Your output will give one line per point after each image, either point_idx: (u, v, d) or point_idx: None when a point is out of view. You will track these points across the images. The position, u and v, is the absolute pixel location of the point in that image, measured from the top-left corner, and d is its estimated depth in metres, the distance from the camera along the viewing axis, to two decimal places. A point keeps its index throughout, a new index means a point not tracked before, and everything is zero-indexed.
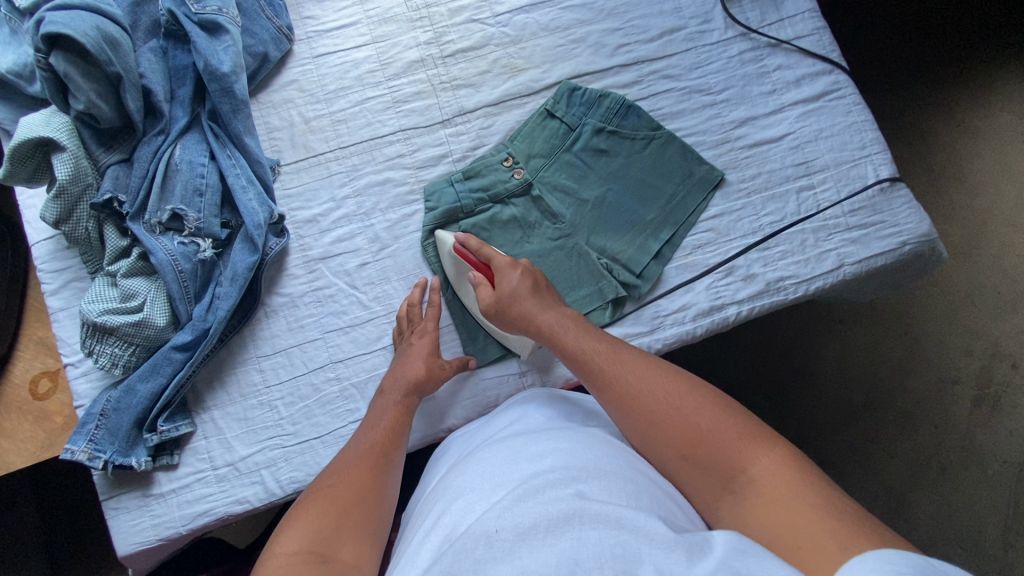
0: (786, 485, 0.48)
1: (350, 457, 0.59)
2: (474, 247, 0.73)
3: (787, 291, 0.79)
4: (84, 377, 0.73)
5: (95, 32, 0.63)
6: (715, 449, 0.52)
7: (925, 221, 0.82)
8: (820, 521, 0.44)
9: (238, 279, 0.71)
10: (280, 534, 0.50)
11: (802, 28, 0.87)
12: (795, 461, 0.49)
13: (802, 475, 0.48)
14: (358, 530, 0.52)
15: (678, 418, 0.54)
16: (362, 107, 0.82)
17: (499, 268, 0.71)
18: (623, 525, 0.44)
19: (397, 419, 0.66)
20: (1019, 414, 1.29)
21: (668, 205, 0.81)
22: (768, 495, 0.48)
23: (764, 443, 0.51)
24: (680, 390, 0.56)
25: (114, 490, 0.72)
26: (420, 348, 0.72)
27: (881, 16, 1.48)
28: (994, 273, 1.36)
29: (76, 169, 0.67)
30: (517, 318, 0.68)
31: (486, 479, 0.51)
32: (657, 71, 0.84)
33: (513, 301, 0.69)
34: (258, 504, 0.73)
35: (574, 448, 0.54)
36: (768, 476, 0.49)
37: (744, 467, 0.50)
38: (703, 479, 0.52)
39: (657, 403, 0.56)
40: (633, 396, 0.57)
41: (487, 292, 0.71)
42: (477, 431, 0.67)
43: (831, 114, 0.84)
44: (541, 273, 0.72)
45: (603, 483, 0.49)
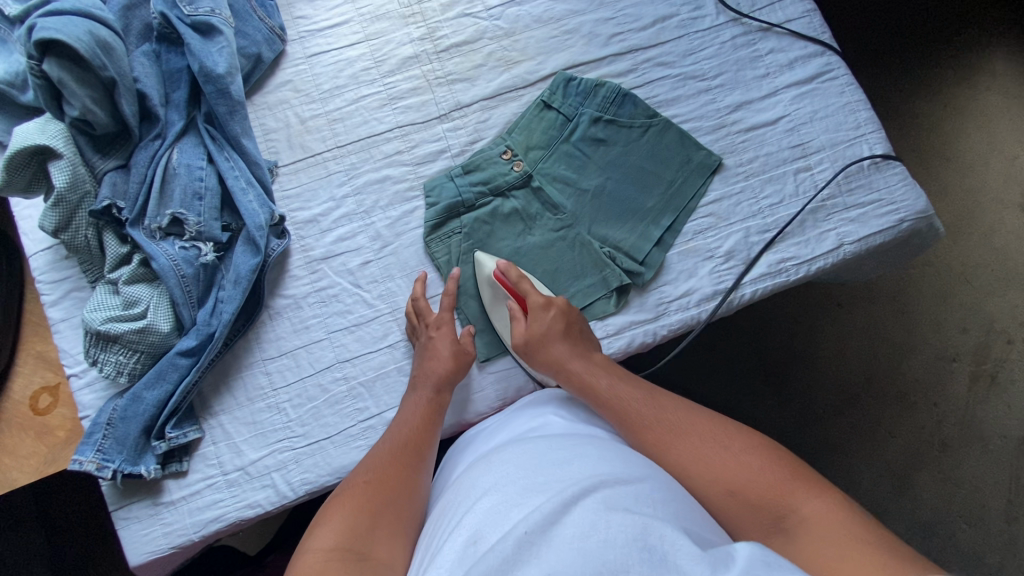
0: (836, 521, 0.49)
1: (380, 459, 0.61)
2: (512, 278, 0.74)
3: (789, 272, 0.80)
4: (89, 388, 0.72)
5: (88, 38, 0.62)
6: (761, 492, 0.53)
7: (921, 198, 0.82)
8: (878, 552, 0.46)
9: (241, 282, 0.71)
10: (314, 531, 0.52)
11: (792, 11, 0.87)
12: (834, 499, 0.52)
13: (845, 511, 0.50)
14: (393, 526, 0.53)
15: (723, 461, 0.56)
16: (357, 105, 0.81)
17: (532, 308, 0.73)
18: (648, 532, 0.43)
19: (425, 417, 0.67)
20: (1017, 388, 1.30)
21: (667, 192, 0.81)
22: (821, 531, 0.49)
23: (806, 484, 0.53)
24: (723, 435, 0.59)
25: (124, 499, 0.71)
26: (439, 341, 0.72)
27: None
28: (987, 249, 1.37)
29: (74, 176, 0.66)
30: (552, 363, 0.70)
31: (510, 481, 0.51)
32: (651, 59, 0.84)
33: (547, 342, 0.71)
34: (271, 507, 0.72)
35: (599, 457, 0.55)
36: (818, 516, 0.50)
37: (795, 507, 0.52)
38: (753, 520, 0.53)
39: (700, 445, 0.58)
40: (674, 438, 0.60)
41: (522, 328, 0.73)
42: (495, 430, 0.67)
43: (825, 96, 0.85)
44: (576, 312, 0.75)
45: (628, 488, 0.49)
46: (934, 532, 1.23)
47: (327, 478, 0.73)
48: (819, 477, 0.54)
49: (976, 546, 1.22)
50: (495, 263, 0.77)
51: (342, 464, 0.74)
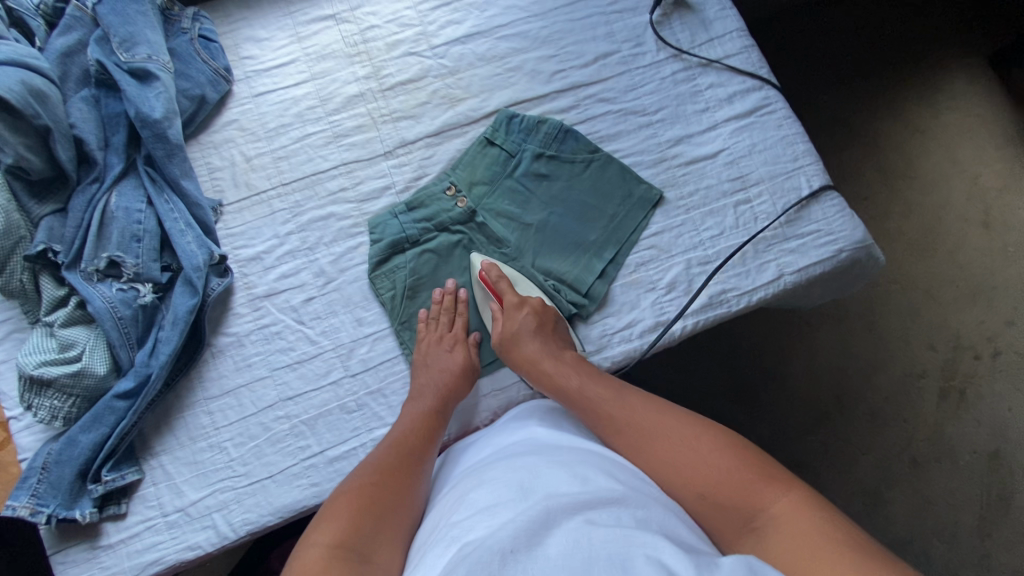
0: (805, 521, 0.50)
1: (376, 462, 0.63)
2: (494, 276, 0.78)
3: (731, 303, 0.81)
4: (28, 430, 0.72)
5: (21, 87, 0.64)
6: (730, 490, 0.54)
7: (859, 227, 0.84)
8: (845, 552, 0.46)
9: (179, 323, 0.71)
10: (315, 530, 0.54)
11: (731, 47, 0.90)
12: (807, 498, 0.52)
13: (816, 513, 0.50)
14: (390, 532, 0.55)
15: (693, 459, 0.57)
16: (303, 143, 0.83)
17: (508, 307, 0.76)
18: (631, 543, 0.45)
19: (426, 422, 0.69)
20: (985, 404, 1.31)
21: (609, 226, 0.82)
22: (789, 528, 0.50)
23: (776, 482, 0.54)
24: (692, 433, 0.60)
25: (60, 544, 0.70)
26: (449, 358, 0.74)
27: (824, 25, 1.53)
28: (951, 266, 1.39)
29: (8, 223, 0.66)
30: (528, 361, 0.73)
31: (500, 500, 0.52)
32: (592, 95, 0.86)
33: (522, 340, 0.74)
34: (211, 549, 0.72)
35: (589, 470, 0.56)
36: (786, 515, 0.51)
37: (763, 507, 0.52)
38: (726, 520, 0.54)
39: (673, 444, 0.59)
40: (644, 439, 0.61)
41: (499, 326, 0.77)
42: (482, 444, 0.68)
43: (763, 129, 0.87)
44: (553, 312, 0.77)
45: (614, 507, 0.50)
46: (908, 550, 1.23)
47: (268, 518, 0.73)
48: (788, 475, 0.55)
49: (950, 565, 1.22)
50: (484, 259, 0.80)
51: (283, 503, 0.73)
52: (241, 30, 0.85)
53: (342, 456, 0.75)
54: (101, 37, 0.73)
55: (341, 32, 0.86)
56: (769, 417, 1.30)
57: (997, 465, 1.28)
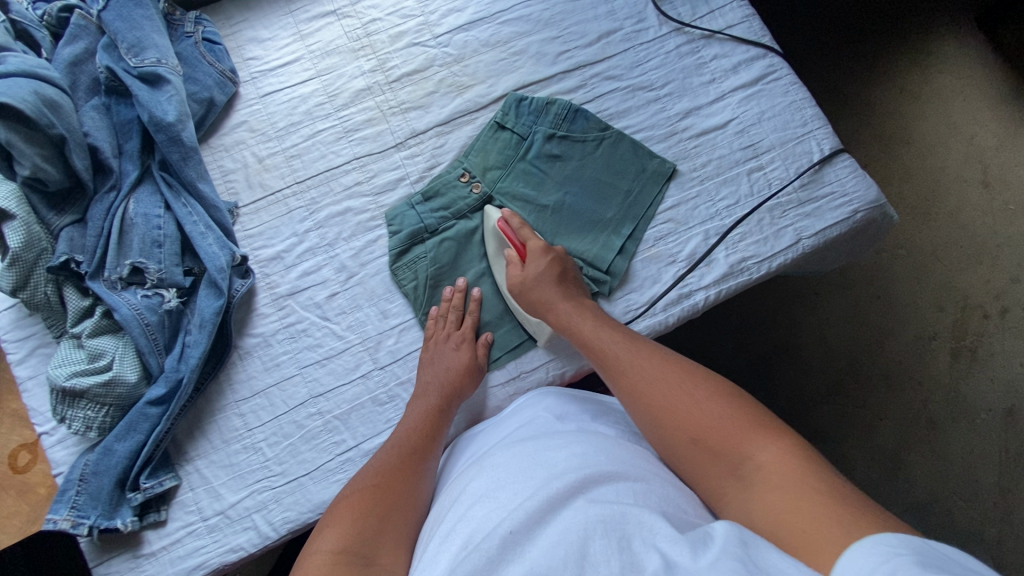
0: (791, 471, 0.48)
1: (380, 462, 0.63)
2: (516, 225, 0.78)
3: (751, 271, 0.81)
4: (60, 444, 0.72)
5: (33, 97, 0.63)
6: (722, 437, 0.53)
7: (873, 187, 0.84)
8: (823, 501, 0.45)
9: (207, 325, 0.71)
10: (321, 534, 0.55)
11: (732, 18, 0.90)
12: (798, 450, 0.50)
13: (808, 465, 0.49)
14: (396, 531, 0.56)
15: (689, 404, 0.57)
16: (314, 140, 0.82)
17: (528, 255, 0.76)
18: (627, 522, 0.45)
19: (429, 418, 0.69)
20: (997, 362, 1.32)
21: (625, 202, 0.83)
22: (775, 477, 0.49)
23: (770, 433, 0.52)
24: (694, 381, 0.59)
25: (102, 555, 0.70)
26: (457, 358, 0.74)
27: None
28: (954, 228, 1.40)
29: (29, 235, 0.66)
30: (540, 304, 0.74)
31: (500, 485, 0.52)
32: (599, 73, 0.86)
33: (538, 285, 0.74)
34: (253, 550, 0.72)
35: (586, 446, 0.56)
36: (770, 464, 0.50)
37: (750, 453, 0.51)
38: (709, 465, 0.54)
39: (671, 392, 0.59)
40: (647, 385, 0.61)
41: (516, 272, 0.76)
42: (492, 432, 0.68)
43: (770, 97, 0.87)
44: (568, 262, 0.77)
45: (612, 484, 0.51)
46: (930, 510, 1.24)
47: (309, 515, 0.73)
48: (782, 428, 0.53)
49: (974, 522, 1.23)
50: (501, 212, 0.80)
51: (323, 499, 0.73)
52: (244, 32, 0.85)
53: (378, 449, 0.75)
54: (108, 43, 0.73)
55: (343, 27, 0.86)
56: (783, 389, 1.30)
57: (1013, 420, 1.29)
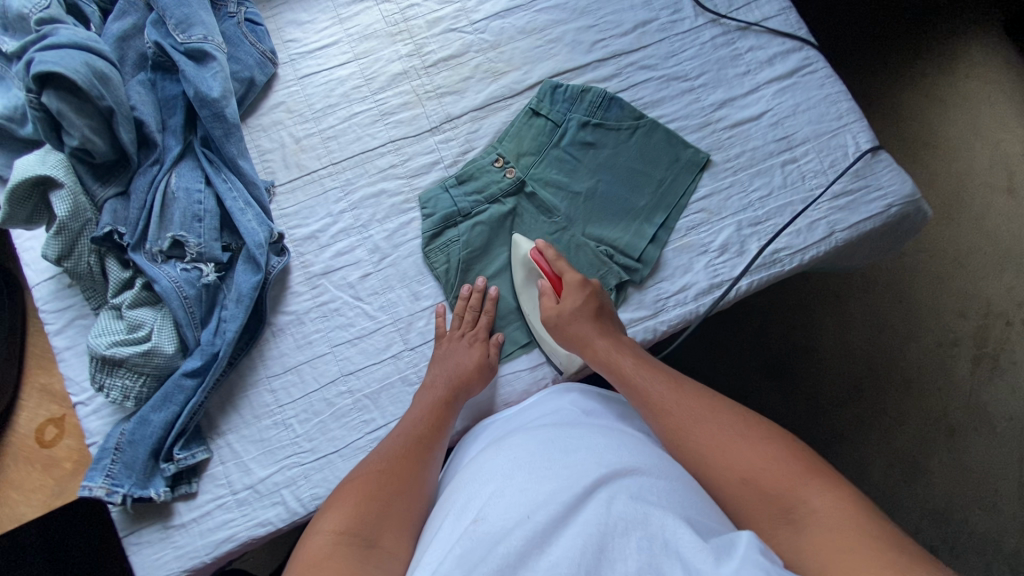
0: (848, 517, 0.48)
1: (388, 447, 0.63)
2: (551, 257, 0.77)
3: (783, 263, 0.81)
4: (95, 414, 0.72)
5: (85, 69, 0.64)
6: (774, 479, 0.53)
7: (907, 182, 0.84)
8: (887, 550, 0.45)
9: (243, 300, 0.72)
10: (325, 512, 0.55)
11: (769, 10, 0.89)
12: (855, 497, 0.50)
13: (862, 512, 0.49)
14: (400, 517, 0.55)
15: (737, 446, 0.56)
16: (350, 123, 0.83)
17: (567, 284, 0.75)
18: (648, 522, 0.46)
19: (442, 408, 0.69)
20: (1020, 369, 1.31)
21: (658, 191, 0.83)
22: (831, 524, 0.48)
23: (821, 477, 0.52)
24: (739, 424, 0.58)
25: (134, 524, 0.71)
26: (468, 354, 0.74)
27: None
28: (978, 233, 1.39)
29: (75, 205, 0.67)
30: (577, 339, 0.72)
31: (518, 465, 0.53)
32: (635, 62, 0.87)
33: (575, 320, 0.72)
34: (282, 524, 0.72)
35: (608, 441, 0.57)
36: (827, 511, 0.49)
37: (805, 499, 0.51)
38: (761, 510, 0.52)
39: (717, 433, 0.58)
40: (690, 423, 0.60)
41: (551, 303, 0.75)
42: (510, 420, 0.69)
43: (805, 89, 0.86)
44: (607, 300, 0.76)
45: (633, 480, 0.51)
46: (949, 518, 1.22)
47: None
48: (830, 472, 0.53)
49: (992, 530, 1.21)
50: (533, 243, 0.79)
51: None
52: (284, 15, 0.86)
53: None
54: (157, 20, 0.74)
55: (382, 12, 0.87)
56: (801, 392, 1.29)
57: None
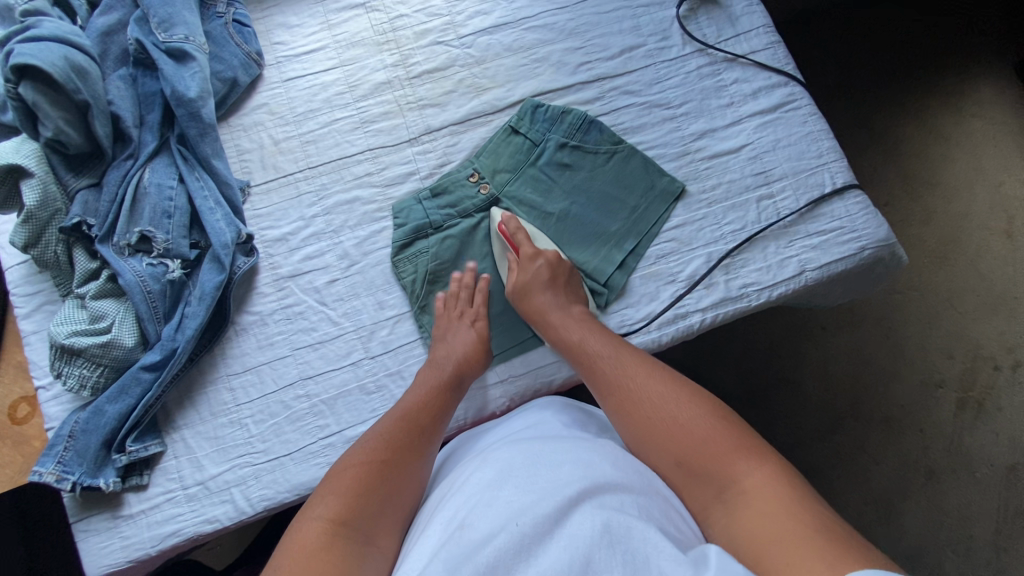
0: (771, 492, 0.50)
1: (382, 429, 0.63)
2: (513, 231, 0.79)
3: (751, 298, 0.80)
4: (55, 400, 0.73)
5: (63, 62, 0.65)
6: (706, 454, 0.55)
7: (883, 226, 0.83)
8: (805, 526, 0.46)
9: (206, 298, 0.72)
10: (317, 502, 0.55)
11: (757, 43, 0.89)
12: (784, 474, 0.51)
13: (786, 488, 0.50)
14: (393, 512, 0.56)
15: (677, 421, 0.58)
16: (330, 128, 0.84)
17: (523, 257, 0.77)
18: (633, 533, 0.46)
19: (437, 398, 0.68)
20: (1003, 417, 1.29)
21: (631, 217, 0.83)
22: (757, 502, 0.49)
23: (752, 454, 0.53)
24: (682, 402, 0.60)
25: (83, 512, 0.72)
26: (469, 332, 0.75)
27: (850, 27, 1.51)
28: (972, 275, 1.37)
29: (44, 194, 0.68)
30: (536, 311, 0.75)
31: (504, 475, 0.52)
32: (618, 87, 0.87)
33: (533, 290, 0.76)
34: (229, 523, 0.73)
35: (597, 453, 0.56)
36: (756, 487, 0.50)
37: (736, 478, 0.52)
38: (697, 484, 0.54)
39: (663, 412, 0.60)
40: (636, 403, 0.62)
41: (513, 273, 0.78)
42: (497, 427, 0.69)
43: (787, 125, 0.86)
44: (567, 267, 0.78)
45: (619, 491, 0.51)
46: (919, 561, 1.21)
47: (286, 495, 0.73)
48: (765, 449, 0.54)
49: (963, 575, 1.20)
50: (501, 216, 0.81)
51: (301, 481, 0.74)
52: (274, 17, 0.87)
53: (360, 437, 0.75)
54: (141, 17, 0.76)
55: (371, 20, 0.87)
56: (778, 423, 1.28)
57: (1015, 477, 1.25)
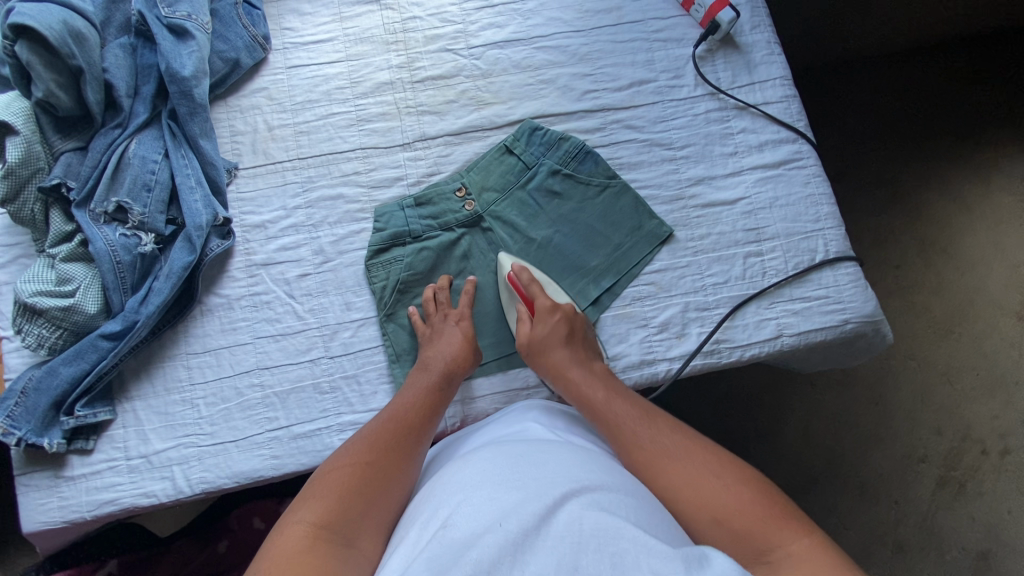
0: (823, 562, 0.48)
1: (371, 432, 0.62)
2: (524, 281, 0.76)
3: (721, 355, 0.78)
4: (17, 351, 0.74)
5: (60, 26, 0.68)
6: (749, 522, 0.52)
7: (870, 301, 0.80)
8: None
9: (173, 276, 0.72)
10: (300, 505, 0.54)
11: (771, 94, 0.87)
12: (825, 543, 0.51)
13: (835, 560, 0.49)
14: (377, 515, 0.55)
15: (714, 486, 0.56)
16: (326, 121, 0.83)
17: (538, 310, 0.74)
18: (620, 535, 0.44)
19: (426, 396, 0.68)
20: (983, 503, 1.23)
21: (612, 255, 0.81)
22: (808, 566, 0.48)
23: (794, 523, 0.52)
24: (714, 466, 0.58)
25: (27, 466, 0.72)
26: (456, 331, 0.74)
27: (894, 77, 1.43)
28: (975, 353, 1.31)
29: (29, 152, 0.71)
30: (552, 369, 0.72)
31: (486, 481, 0.51)
32: (620, 120, 0.85)
33: (548, 349, 0.72)
34: (165, 499, 0.73)
35: (578, 460, 0.56)
36: (803, 558, 0.49)
37: (781, 543, 0.51)
38: (739, 551, 0.52)
39: (698, 473, 0.57)
40: (666, 461, 0.59)
41: (525, 329, 0.75)
42: (482, 430, 0.68)
43: (788, 184, 0.84)
44: (581, 321, 0.75)
45: (601, 495, 0.50)
46: None
47: (225, 481, 0.73)
48: (799, 515, 0.53)
49: None
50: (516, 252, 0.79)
51: (242, 469, 0.73)
52: (288, 2, 0.87)
53: (307, 434, 0.75)
54: None
55: (383, 18, 0.87)
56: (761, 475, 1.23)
57: (986, 566, 1.19)
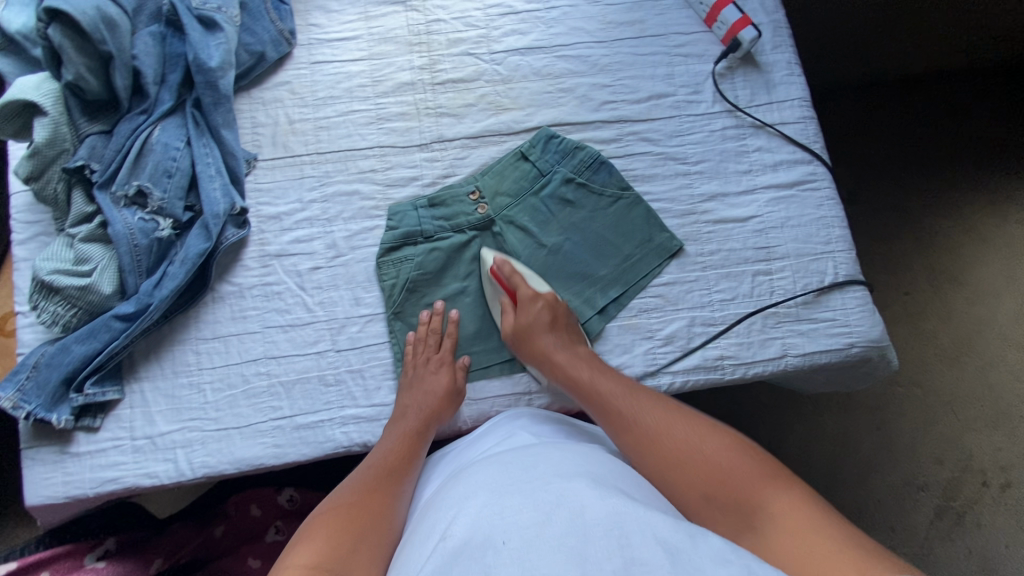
0: (804, 516, 0.51)
1: (354, 484, 0.63)
2: (506, 273, 0.78)
3: (725, 371, 0.78)
4: (32, 327, 0.76)
5: (94, 12, 0.70)
6: (734, 486, 0.55)
7: (877, 326, 0.80)
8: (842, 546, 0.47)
9: (188, 262, 0.74)
10: (292, 552, 0.53)
11: (789, 115, 0.87)
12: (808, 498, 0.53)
13: (816, 513, 0.51)
14: (370, 550, 0.55)
15: (700, 454, 0.59)
16: (346, 118, 0.84)
17: (522, 300, 0.77)
18: (624, 522, 0.45)
19: (406, 443, 0.69)
20: (982, 535, 1.22)
21: (621, 265, 0.81)
22: (789, 523, 0.51)
23: (776, 480, 0.55)
24: (703, 437, 0.61)
25: (34, 440, 0.74)
26: (438, 378, 0.74)
27: (915, 103, 1.42)
28: (980, 384, 1.30)
29: (55, 133, 0.72)
30: (540, 353, 0.74)
31: (481, 488, 0.52)
32: (637, 133, 0.85)
33: (534, 333, 0.75)
34: (167, 481, 0.74)
35: (567, 459, 0.57)
36: (784, 513, 0.51)
37: (764, 503, 0.53)
38: (723, 514, 0.54)
39: (684, 443, 0.60)
40: (656, 437, 0.62)
41: (511, 321, 0.77)
42: (468, 445, 0.68)
43: (801, 205, 0.84)
44: (565, 307, 0.78)
45: (596, 485, 0.51)
46: None
47: (226, 467, 0.74)
48: (782, 474, 0.56)
49: None
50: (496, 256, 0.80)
51: (244, 456, 0.74)
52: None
53: (310, 425, 0.76)
54: None
55: (408, 19, 0.88)
56: None
57: None
